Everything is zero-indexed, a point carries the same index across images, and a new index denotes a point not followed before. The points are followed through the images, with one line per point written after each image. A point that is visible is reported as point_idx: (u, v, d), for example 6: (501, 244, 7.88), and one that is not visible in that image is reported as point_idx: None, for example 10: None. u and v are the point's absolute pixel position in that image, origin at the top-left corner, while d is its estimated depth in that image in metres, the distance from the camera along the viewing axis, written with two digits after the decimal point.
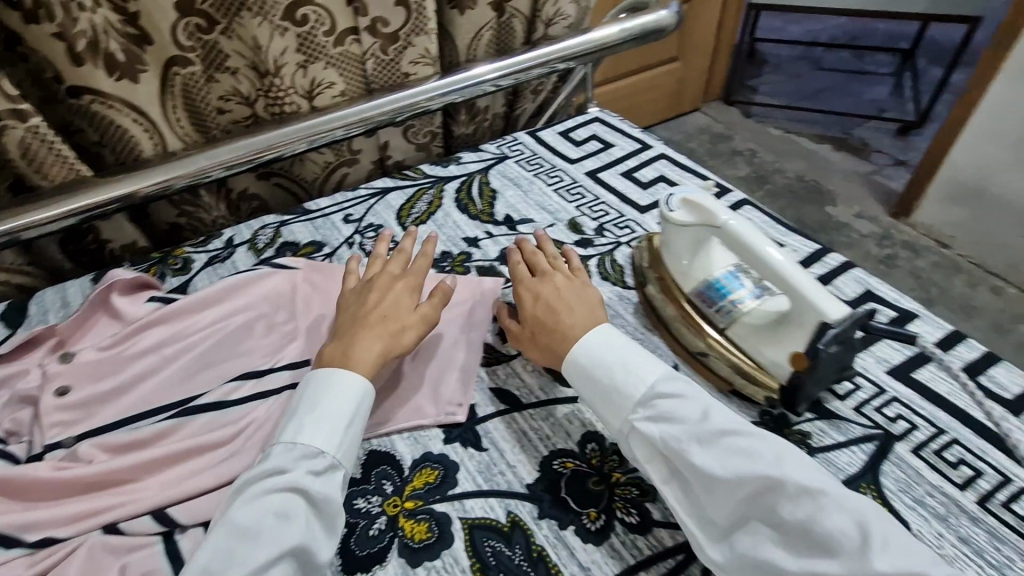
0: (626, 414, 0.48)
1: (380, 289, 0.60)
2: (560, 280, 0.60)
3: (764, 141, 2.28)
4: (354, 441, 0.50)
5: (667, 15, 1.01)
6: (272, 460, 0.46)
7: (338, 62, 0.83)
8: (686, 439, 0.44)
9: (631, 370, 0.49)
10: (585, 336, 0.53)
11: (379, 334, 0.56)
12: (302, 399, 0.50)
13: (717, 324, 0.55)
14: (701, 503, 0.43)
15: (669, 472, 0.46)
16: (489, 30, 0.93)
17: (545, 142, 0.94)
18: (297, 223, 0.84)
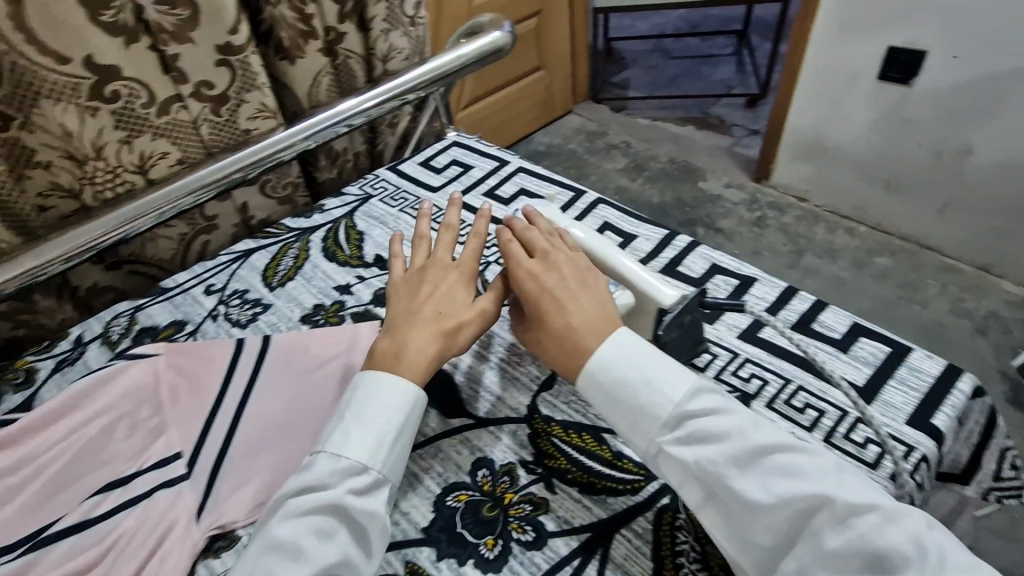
0: (656, 436, 0.47)
1: (433, 279, 0.59)
2: (566, 274, 0.55)
3: (635, 132, 2.42)
4: (401, 453, 0.50)
5: (502, 35, 1.05)
6: (317, 471, 0.47)
7: (167, 132, 0.79)
8: (724, 463, 0.43)
9: (656, 389, 0.47)
10: (604, 346, 0.50)
11: (437, 330, 0.55)
12: (358, 400, 0.50)
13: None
14: (743, 529, 0.43)
15: (708, 499, 0.45)
16: (327, 75, 0.92)
17: (408, 175, 0.95)
18: (154, 305, 0.78)
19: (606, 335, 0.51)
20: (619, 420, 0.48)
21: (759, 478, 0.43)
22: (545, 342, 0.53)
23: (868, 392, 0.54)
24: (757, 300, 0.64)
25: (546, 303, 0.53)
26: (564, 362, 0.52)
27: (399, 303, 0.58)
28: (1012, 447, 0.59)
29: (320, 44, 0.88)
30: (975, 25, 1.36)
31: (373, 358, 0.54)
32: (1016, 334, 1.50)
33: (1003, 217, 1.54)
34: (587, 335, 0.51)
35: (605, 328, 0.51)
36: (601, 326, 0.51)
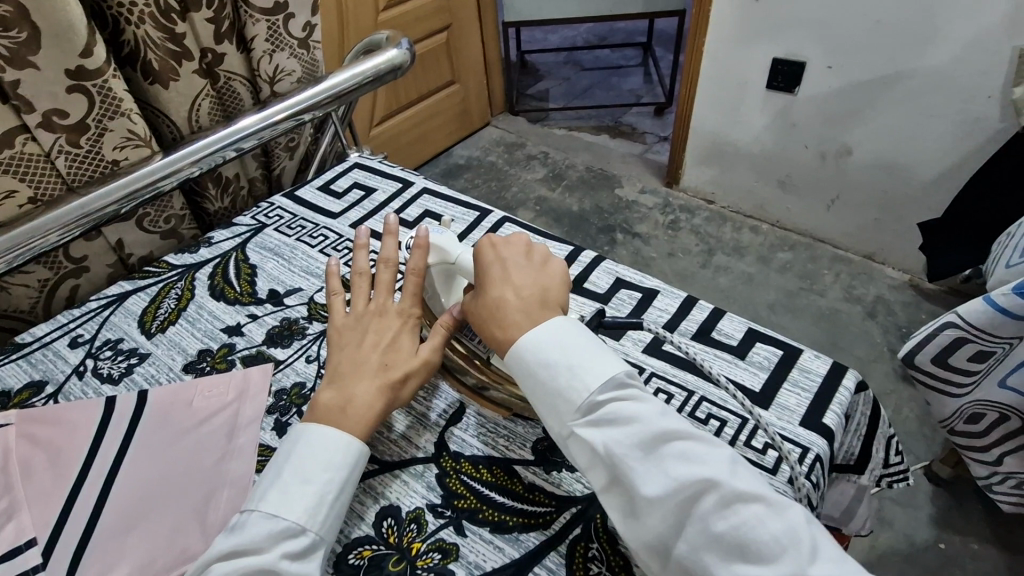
0: (568, 418, 0.45)
1: (376, 326, 0.56)
2: (518, 253, 0.54)
3: (552, 142, 2.46)
4: (341, 514, 0.47)
5: (399, 53, 1.02)
6: (249, 532, 0.43)
7: (12, 167, 0.70)
8: (628, 448, 0.41)
9: (576, 371, 0.45)
10: (540, 334, 0.48)
11: (379, 382, 0.52)
12: (297, 456, 0.47)
13: (482, 355, 0.56)
14: (639, 515, 0.41)
15: (609, 482, 0.43)
16: (208, 97, 0.85)
17: (305, 201, 0.89)
18: (6, 366, 0.68)
19: (543, 317, 0.49)
20: (539, 395, 0.47)
21: (658, 464, 0.41)
22: (475, 313, 0.52)
23: (765, 397, 0.56)
24: (659, 313, 0.65)
25: (486, 276, 0.52)
26: (490, 334, 0.50)
27: (341, 352, 0.55)
28: (894, 432, 0.62)
29: (196, 65, 0.81)
30: (843, 37, 1.49)
31: (314, 411, 0.50)
32: (901, 316, 1.64)
33: (880, 210, 1.69)
34: (519, 311, 0.50)
35: (542, 309, 0.50)
36: (537, 306, 0.50)
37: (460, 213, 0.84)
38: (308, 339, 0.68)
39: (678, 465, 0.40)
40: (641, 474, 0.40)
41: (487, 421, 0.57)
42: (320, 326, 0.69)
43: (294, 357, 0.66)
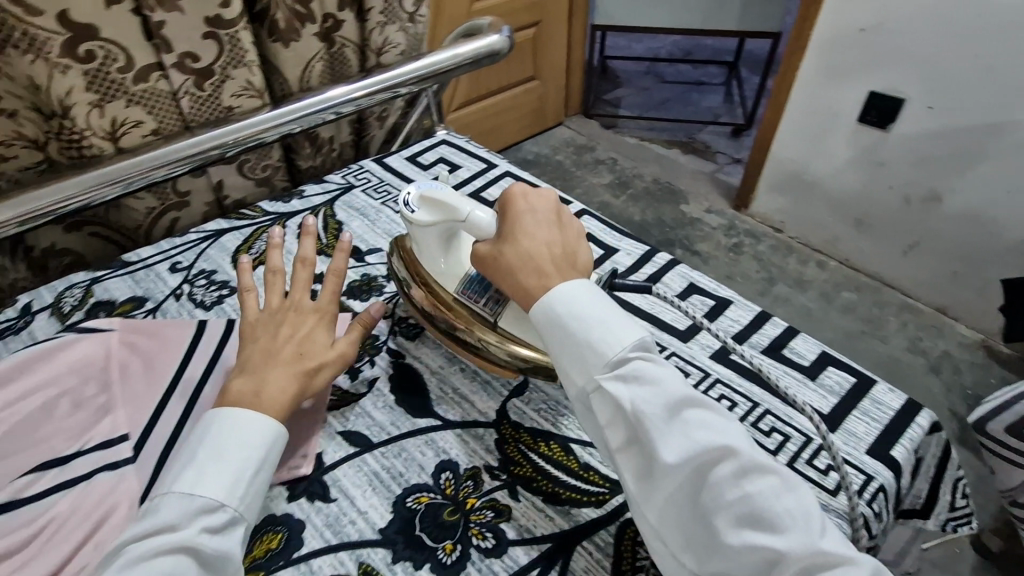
0: (595, 371, 0.46)
1: (291, 320, 0.56)
2: (548, 212, 0.55)
3: (622, 149, 2.45)
4: (259, 494, 0.46)
5: (500, 39, 1.05)
6: (163, 512, 0.41)
7: (142, 100, 0.75)
8: (654, 407, 0.43)
9: (608, 328, 0.47)
10: (568, 292, 0.49)
11: (295, 371, 0.52)
12: (207, 438, 0.45)
13: (490, 317, 0.57)
14: (653, 475, 0.42)
15: (627, 442, 0.44)
16: (321, 60, 0.90)
17: (393, 169, 0.93)
18: (113, 279, 0.74)
19: (569, 276, 0.51)
20: (564, 346, 0.48)
21: (680, 427, 0.42)
22: (504, 262, 0.52)
23: (833, 420, 0.55)
24: (731, 323, 0.65)
25: (516, 225, 0.53)
26: (518, 285, 0.51)
27: (254, 344, 0.54)
28: (963, 477, 0.60)
29: (316, 29, 0.86)
30: (951, 77, 1.42)
31: (223, 399, 0.48)
32: (967, 376, 1.56)
33: (963, 263, 1.61)
34: (551, 269, 0.51)
35: (570, 268, 0.52)
36: (565, 264, 0.52)
37: None
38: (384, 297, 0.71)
39: (698, 432, 0.41)
40: (661, 436, 0.42)
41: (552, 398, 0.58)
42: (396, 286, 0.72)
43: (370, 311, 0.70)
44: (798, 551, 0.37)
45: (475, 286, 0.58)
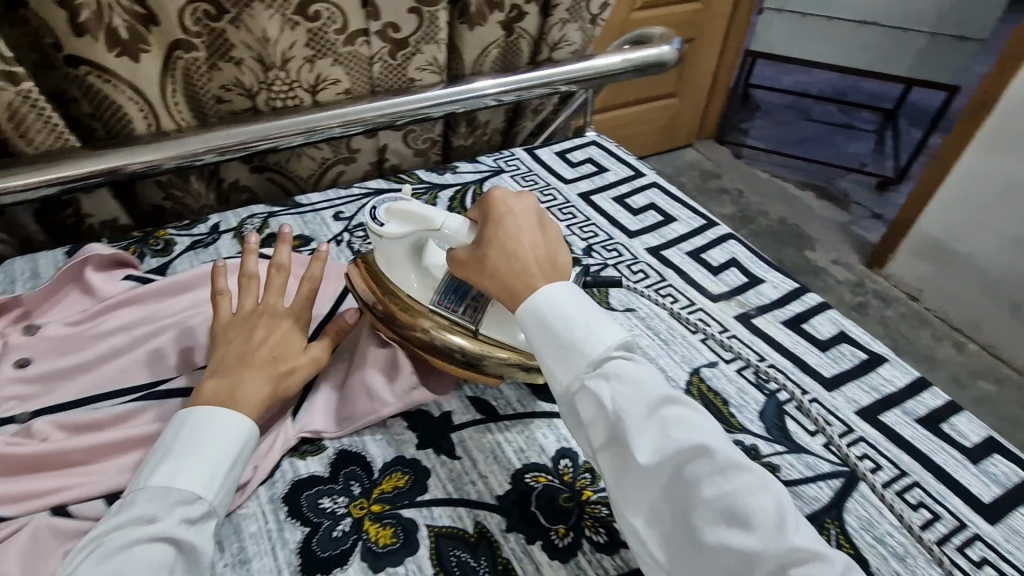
0: (577, 371, 0.45)
1: (266, 324, 0.53)
2: (527, 211, 0.53)
3: (750, 182, 2.34)
4: (235, 486, 0.45)
5: (669, 51, 1.04)
6: (137, 506, 0.40)
7: (346, 61, 0.83)
8: (633, 403, 0.42)
9: (592, 328, 0.45)
10: (551, 299, 0.47)
11: (268, 374, 0.50)
12: (182, 436, 0.44)
13: (471, 325, 0.55)
14: (632, 475, 0.41)
15: (608, 442, 0.43)
16: (497, 48, 0.94)
17: (542, 161, 0.94)
18: (286, 216, 0.82)
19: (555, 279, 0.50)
20: (547, 350, 0.46)
21: (658, 425, 0.41)
22: (488, 264, 0.50)
23: (993, 512, 0.50)
24: (883, 382, 0.60)
25: (499, 227, 0.51)
26: (507, 291, 0.49)
27: (224, 349, 0.51)
28: None
29: (502, 17, 0.90)
30: None
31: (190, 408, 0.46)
32: None
33: None
34: (537, 274, 0.49)
35: (554, 272, 0.50)
36: (549, 266, 0.50)
37: (686, 216, 0.83)
38: None
39: (676, 429, 0.40)
40: (639, 434, 0.41)
41: None
42: None
43: None
44: (772, 549, 0.36)
45: (450, 295, 0.56)
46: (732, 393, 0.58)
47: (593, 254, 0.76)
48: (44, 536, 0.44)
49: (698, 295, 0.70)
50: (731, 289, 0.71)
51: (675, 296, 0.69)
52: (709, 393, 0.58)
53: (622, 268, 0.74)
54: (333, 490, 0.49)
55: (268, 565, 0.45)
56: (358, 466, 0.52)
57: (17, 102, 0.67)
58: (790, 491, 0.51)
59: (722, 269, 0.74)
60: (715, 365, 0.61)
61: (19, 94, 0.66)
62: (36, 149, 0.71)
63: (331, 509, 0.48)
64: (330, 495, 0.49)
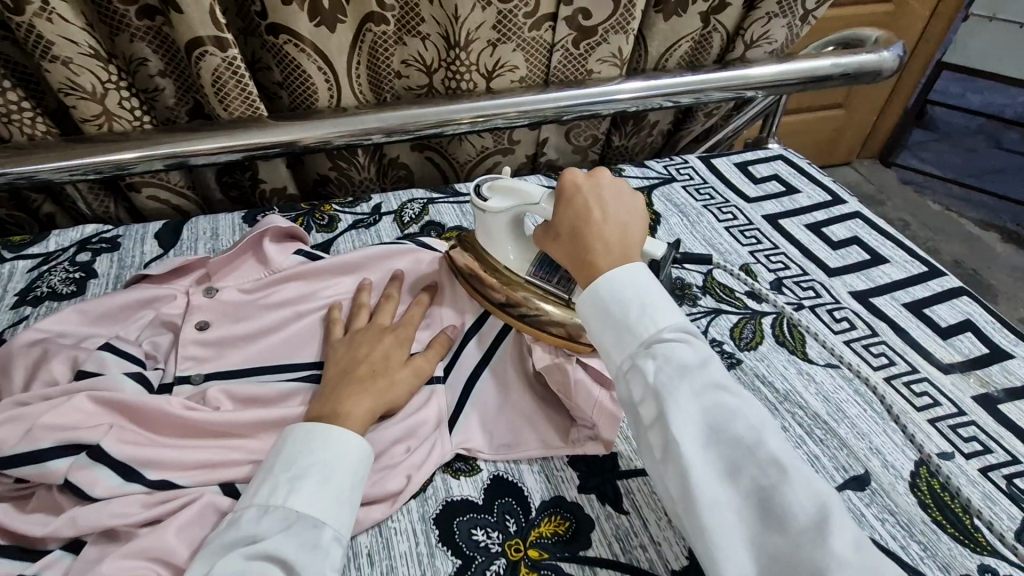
0: (624, 347, 0.41)
1: (368, 341, 0.52)
2: (602, 183, 0.48)
3: (921, 213, 2.02)
4: (343, 497, 0.41)
5: (890, 58, 0.88)
6: (247, 525, 0.39)
7: (527, 46, 0.79)
8: (677, 386, 0.38)
9: (646, 304, 0.41)
10: (618, 278, 0.43)
11: (367, 389, 0.47)
12: (277, 453, 0.43)
13: (564, 295, 0.52)
14: (669, 459, 0.37)
15: (649, 421, 0.39)
16: (688, 42, 0.85)
17: (719, 172, 0.84)
18: (445, 204, 0.79)
19: (621, 256, 0.44)
20: (602, 329, 0.42)
21: (701, 410, 0.37)
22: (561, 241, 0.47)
23: None
24: None
25: (569, 204, 0.47)
26: (577, 272, 0.46)
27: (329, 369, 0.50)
28: None
29: (704, 7, 0.80)
30: None
31: (298, 424, 0.45)
32: None
33: None
34: (605, 251, 0.44)
35: (626, 249, 0.45)
36: (621, 243, 0.45)
37: (900, 258, 0.70)
38: (701, 313, 0.62)
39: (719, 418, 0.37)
40: (682, 415, 0.37)
41: (904, 512, 0.46)
42: (713, 302, 0.63)
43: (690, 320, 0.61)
44: (808, 555, 0.33)
45: (547, 265, 0.54)
46: (977, 499, 0.47)
47: (783, 291, 0.65)
48: (210, 512, 0.44)
49: (923, 361, 0.58)
50: (967, 360, 0.58)
51: (891, 358, 0.58)
52: (943, 492, 0.47)
53: (821, 311, 0.63)
54: (487, 522, 0.45)
55: None
56: (513, 499, 0.47)
57: (221, 68, 0.69)
58: None
59: (952, 332, 0.61)
60: (951, 458, 0.49)
61: (225, 60, 0.68)
62: (229, 115, 0.74)
63: (485, 545, 0.44)
64: (483, 527, 0.45)
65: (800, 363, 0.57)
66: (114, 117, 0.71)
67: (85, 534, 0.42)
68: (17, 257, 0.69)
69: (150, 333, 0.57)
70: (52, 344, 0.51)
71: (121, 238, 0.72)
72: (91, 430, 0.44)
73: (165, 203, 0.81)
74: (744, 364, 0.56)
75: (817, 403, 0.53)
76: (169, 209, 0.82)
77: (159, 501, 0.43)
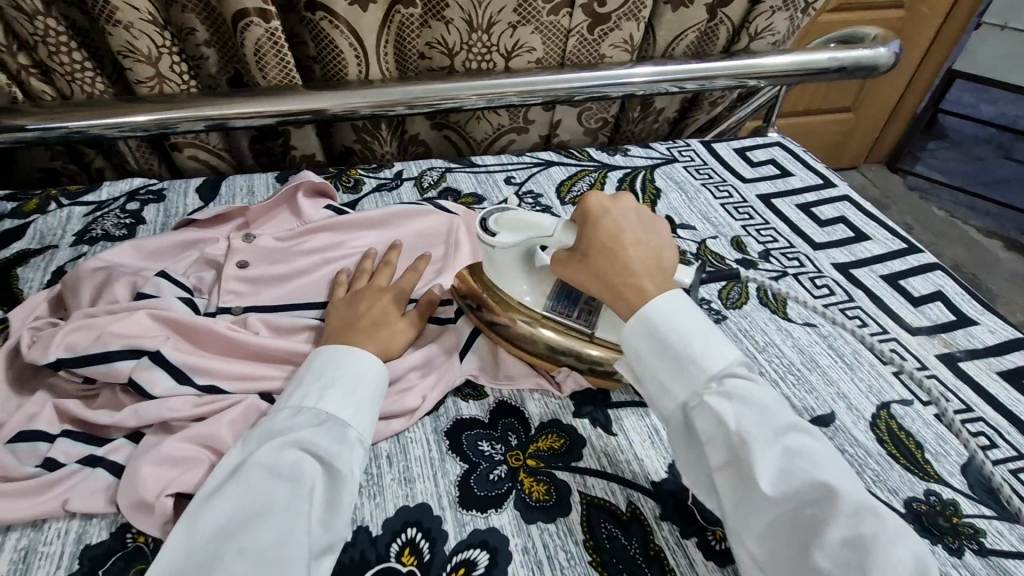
0: (687, 386, 0.42)
1: (369, 297, 0.56)
2: (628, 212, 0.50)
3: (923, 218, 2.05)
4: (365, 408, 0.47)
5: (886, 54, 0.93)
6: (281, 423, 0.44)
7: (545, 30, 0.85)
8: (756, 429, 0.39)
9: (708, 343, 0.43)
10: (664, 305, 0.44)
11: (370, 336, 0.52)
12: (306, 368, 0.48)
13: (586, 329, 0.53)
14: (752, 501, 0.38)
15: (728, 462, 0.40)
16: (695, 32, 0.91)
17: (720, 156, 0.90)
18: (461, 173, 0.85)
19: (661, 282, 0.46)
20: (660, 362, 0.43)
21: (780, 453, 0.38)
22: (597, 271, 0.48)
23: None
24: None
25: (604, 234, 0.48)
26: (618, 301, 0.47)
27: (329, 325, 0.54)
28: None
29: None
30: None
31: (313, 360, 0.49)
32: None
33: None
34: (646, 279, 0.46)
35: (663, 275, 0.47)
36: (655, 268, 0.47)
37: (881, 236, 0.75)
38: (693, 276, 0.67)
39: (802, 463, 0.38)
40: (764, 462, 0.38)
41: (860, 446, 0.51)
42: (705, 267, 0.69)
43: None
44: None
45: (563, 300, 0.54)
46: (928, 438, 0.52)
47: (770, 260, 0.71)
48: (251, 415, 0.50)
49: (895, 324, 0.63)
50: (934, 325, 0.63)
51: (864, 320, 0.63)
52: (900, 432, 0.52)
53: (803, 279, 0.68)
54: (492, 437, 0.51)
55: (430, 489, 0.47)
56: (514, 420, 0.53)
57: (263, 39, 0.75)
58: (995, 561, 0.44)
59: (923, 301, 0.66)
60: (909, 405, 0.55)
61: (267, 31, 0.74)
62: (267, 83, 0.80)
63: (489, 454, 0.50)
64: (488, 440, 0.51)
65: (781, 321, 0.62)
66: (165, 80, 0.78)
67: (145, 425, 0.48)
68: (74, 204, 0.76)
69: (196, 270, 0.64)
70: (114, 271, 0.58)
71: (166, 191, 0.79)
72: (152, 340, 0.51)
73: (203, 163, 0.87)
74: (729, 320, 0.62)
75: (792, 355, 0.59)
76: (206, 168, 0.88)
77: (208, 402, 0.50)
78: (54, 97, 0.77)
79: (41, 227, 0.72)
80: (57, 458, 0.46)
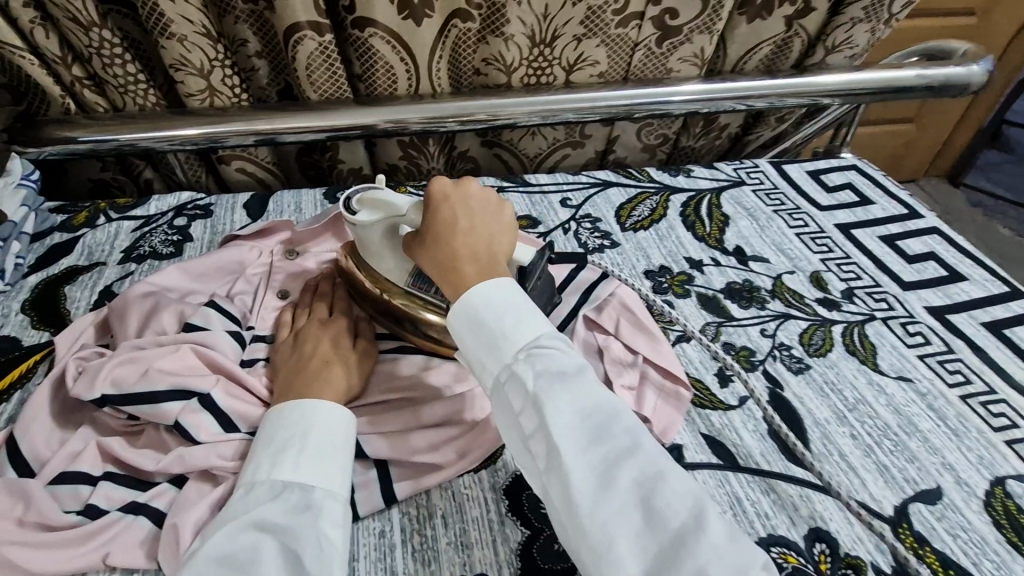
0: (500, 362, 0.40)
1: (313, 334, 0.52)
2: (474, 199, 0.47)
3: (988, 238, 1.92)
4: (324, 461, 0.42)
5: (979, 71, 0.86)
6: (235, 505, 0.39)
7: (611, 43, 0.80)
8: (556, 392, 0.37)
9: (521, 315, 0.41)
10: (482, 294, 0.42)
11: (323, 376, 0.48)
12: (258, 437, 0.44)
13: (443, 305, 0.51)
14: (553, 467, 0.35)
15: (536, 432, 0.37)
16: (770, 45, 0.85)
17: (792, 178, 0.83)
18: (514, 194, 0.78)
19: (488, 270, 0.44)
20: (475, 337, 0.41)
21: (581, 415, 0.36)
22: (432, 259, 0.45)
23: None
24: None
25: (436, 220, 0.45)
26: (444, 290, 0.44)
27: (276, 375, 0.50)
28: None
29: (789, 11, 0.80)
30: None
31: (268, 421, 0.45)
32: None
33: None
34: (471, 268, 0.44)
35: (492, 264, 0.44)
36: (486, 258, 0.44)
37: (980, 277, 0.68)
38: (769, 317, 0.62)
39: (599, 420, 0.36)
40: (562, 424, 0.36)
41: (974, 531, 0.45)
42: (782, 307, 0.63)
43: (752, 322, 0.61)
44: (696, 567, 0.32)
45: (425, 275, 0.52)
46: None
47: (854, 300, 0.64)
48: None
49: (1002, 383, 0.56)
50: None
51: (967, 376, 0.57)
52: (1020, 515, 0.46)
53: (894, 325, 0.62)
54: None
55: (489, 557, 0.43)
56: None
57: (315, 53, 0.72)
58: None
59: None
60: None
61: (320, 45, 0.72)
62: (317, 96, 0.77)
63: None
64: None
65: (871, 373, 0.56)
66: (216, 93, 0.76)
67: (189, 471, 0.45)
68: (122, 218, 0.74)
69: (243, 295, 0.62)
70: (162, 298, 0.56)
71: (213, 206, 0.77)
72: (200, 379, 0.48)
73: (250, 175, 0.85)
74: (813, 370, 0.56)
75: (888, 417, 0.53)
76: (253, 181, 0.86)
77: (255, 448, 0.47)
78: (106, 109, 0.75)
79: (89, 242, 0.71)
80: (100, 504, 0.44)
